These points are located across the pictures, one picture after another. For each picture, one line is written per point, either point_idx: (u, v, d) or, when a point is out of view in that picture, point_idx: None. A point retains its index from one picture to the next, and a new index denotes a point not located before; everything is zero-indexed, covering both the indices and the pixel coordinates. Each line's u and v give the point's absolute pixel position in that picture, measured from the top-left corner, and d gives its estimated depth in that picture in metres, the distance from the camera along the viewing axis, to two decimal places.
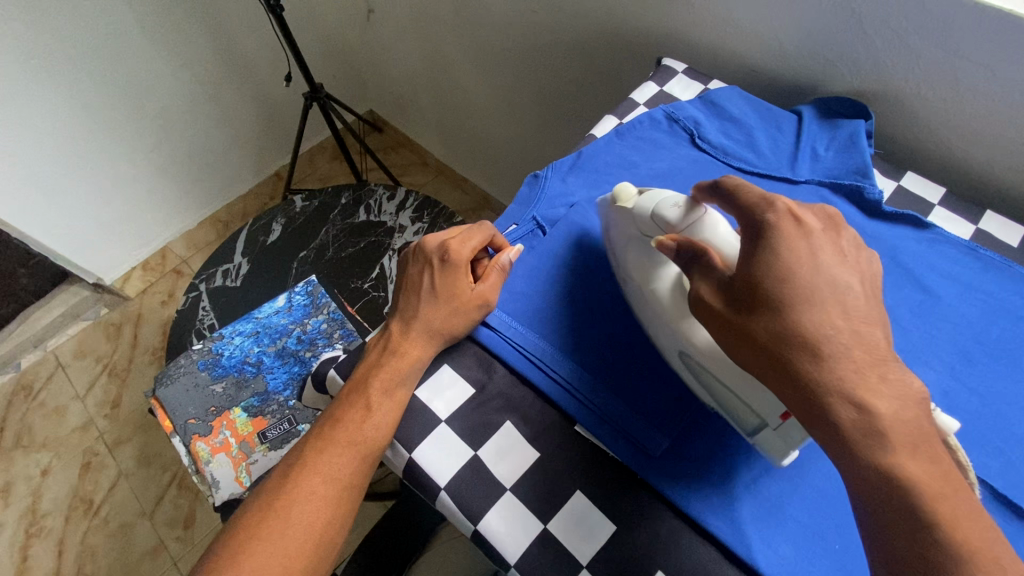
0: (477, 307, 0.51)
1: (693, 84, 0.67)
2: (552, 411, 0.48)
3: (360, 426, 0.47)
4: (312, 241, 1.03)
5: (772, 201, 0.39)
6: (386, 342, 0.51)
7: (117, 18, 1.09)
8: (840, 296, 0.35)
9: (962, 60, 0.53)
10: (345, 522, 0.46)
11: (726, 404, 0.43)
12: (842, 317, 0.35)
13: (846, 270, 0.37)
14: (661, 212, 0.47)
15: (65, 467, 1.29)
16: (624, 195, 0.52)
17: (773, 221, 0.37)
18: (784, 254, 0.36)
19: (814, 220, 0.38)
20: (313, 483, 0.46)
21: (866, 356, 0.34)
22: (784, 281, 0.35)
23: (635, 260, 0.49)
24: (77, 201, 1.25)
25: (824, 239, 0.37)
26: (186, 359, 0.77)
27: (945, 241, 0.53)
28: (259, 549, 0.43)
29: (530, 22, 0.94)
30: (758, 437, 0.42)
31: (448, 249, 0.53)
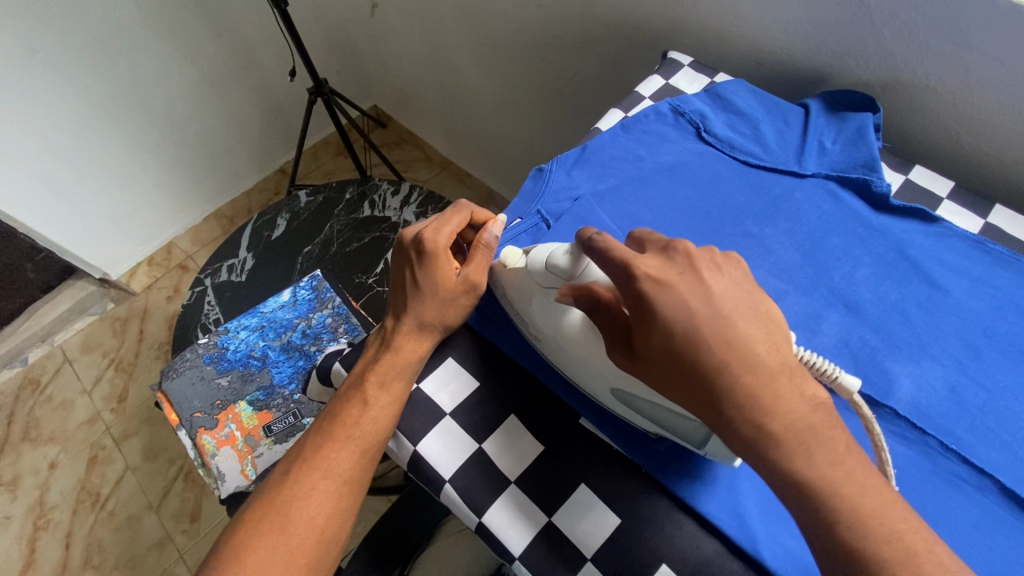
0: (465, 292, 0.51)
1: (699, 77, 0.67)
2: (557, 404, 0.48)
3: (359, 420, 0.47)
4: (317, 236, 1.03)
5: (631, 265, 0.37)
6: (383, 337, 0.52)
7: (121, 13, 1.09)
8: (724, 331, 0.35)
9: (972, 53, 0.52)
10: (348, 517, 0.46)
11: (665, 424, 0.42)
12: (728, 353, 0.35)
13: (725, 300, 0.36)
14: (555, 262, 0.44)
15: (72, 461, 1.30)
16: (511, 257, 0.49)
17: (644, 291, 0.36)
18: (664, 316, 0.35)
19: (675, 270, 0.36)
20: (314, 479, 0.45)
21: (756, 379, 0.34)
22: (673, 342, 0.35)
23: (540, 315, 0.46)
24: (83, 197, 1.26)
25: (688, 284, 0.36)
26: (192, 352, 0.77)
27: (953, 234, 0.53)
28: (260, 546, 0.43)
29: (535, 15, 0.93)
30: (707, 448, 0.40)
31: (423, 240, 0.52)
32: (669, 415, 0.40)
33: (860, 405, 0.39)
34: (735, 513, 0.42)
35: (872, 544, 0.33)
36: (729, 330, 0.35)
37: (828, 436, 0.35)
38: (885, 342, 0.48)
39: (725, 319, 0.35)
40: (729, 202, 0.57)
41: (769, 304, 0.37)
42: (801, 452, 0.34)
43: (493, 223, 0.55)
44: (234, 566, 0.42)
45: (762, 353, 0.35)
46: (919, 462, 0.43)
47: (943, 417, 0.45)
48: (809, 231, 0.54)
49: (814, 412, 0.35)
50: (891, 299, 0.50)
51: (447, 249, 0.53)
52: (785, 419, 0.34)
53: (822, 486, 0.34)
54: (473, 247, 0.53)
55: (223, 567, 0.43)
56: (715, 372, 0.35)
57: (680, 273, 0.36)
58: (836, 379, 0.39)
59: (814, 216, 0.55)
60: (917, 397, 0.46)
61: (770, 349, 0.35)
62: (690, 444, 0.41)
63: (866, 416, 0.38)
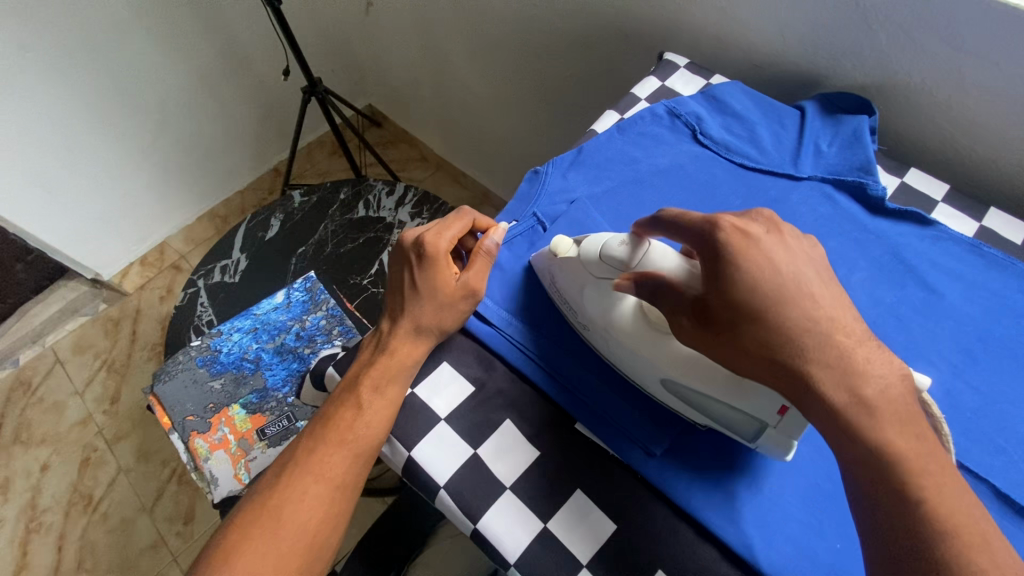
0: (463, 298, 0.50)
1: (695, 78, 0.67)
2: (554, 410, 0.47)
3: (354, 423, 0.46)
4: (311, 237, 1.03)
5: (717, 219, 0.38)
6: (378, 340, 0.51)
7: (112, 10, 1.07)
8: (808, 290, 0.36)
9: (967, 56, 0.52)
10: (340, 522, 0.46)
11: (720, 418, 0.42)
12: (816, 311, 0.35)
13: (799, 261, 0.37)
14: (615, 250, 0.44)
15: (65, 463, 1.29)
16: (562, 247, 0.48)
17: (727, 243, 0.37)
18: (751, 266, 0.36)
19: (757, 227, 0.38)
20: (307, 483, 0.45)
21: (848, 341, 0.35)
22: (757, 293, 0.35)
23: (594, 306, 0.46)
24: (74, 196, 1.25)
25: (773, 242, 0.37)
26: (184, 355, 0.77)
27: (948, 238, 0.53)
28: (250, 549, 0.43)
29: (531, 15, 0.93)
30: (760, 441, 0.41)
31: (424, 243, 0.52)
32: (723, 409, 0.41)
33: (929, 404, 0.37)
34: (731, 518, 0.42)
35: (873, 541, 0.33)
36: (811, 290, 0.36)
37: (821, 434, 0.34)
38: (880, 345, 0.48)
39: (807, 280, 0.36)
40: (726, 205, 0.56)
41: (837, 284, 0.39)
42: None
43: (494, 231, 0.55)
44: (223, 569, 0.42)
45: (842, 315, 0.36)
46: None
47: None
48: (804, 235, 0.54)
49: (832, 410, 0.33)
50: (886, 303, 0.50)
51: (447, 254, 0.53)
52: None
53: None
54: (474, 253, 0.53)
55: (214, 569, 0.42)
56: (801, 331, 0.35)
57: (765, 231, 0.38)
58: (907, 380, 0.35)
59: (810, 219, 0.55)
60: None
61: (851, 316, 0.36)
62: (741, 437, 0.42)
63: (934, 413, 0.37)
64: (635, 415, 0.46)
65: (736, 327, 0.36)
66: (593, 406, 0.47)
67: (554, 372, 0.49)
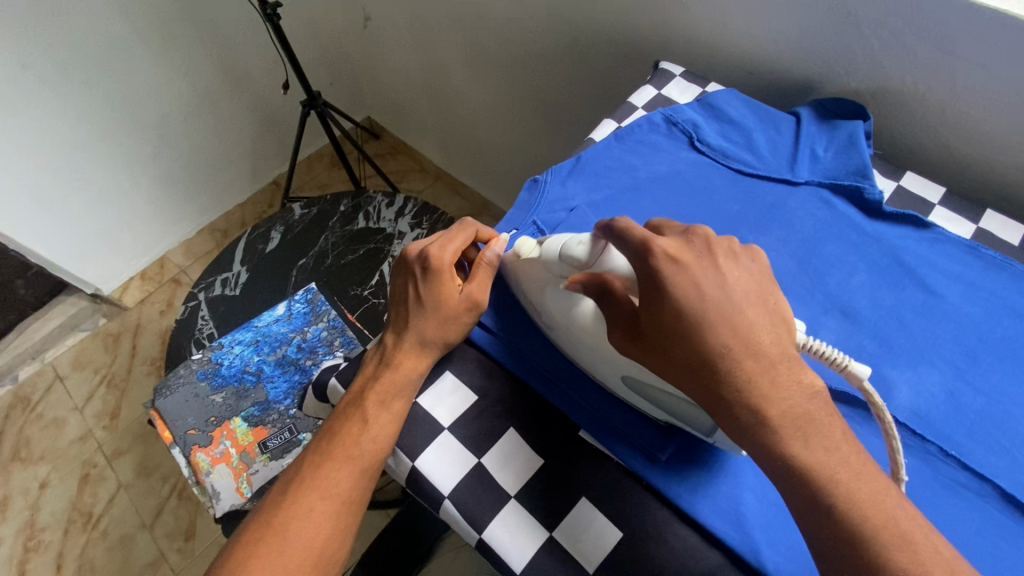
0: (466, 310, 0.50)
1: (691, 87, 0.67)
2: (555, 416, 0.47)
3: (359, 438, 0.46)
4: (311, 249, 1.03)
5: (650, 244, 0.38)
6: (381, 355, 0.51)
7: (113, 28, 1.09)
8: (727, 318, 0.36)
9: (958, 61, 0.53)
10: (346, 538, 0.46)
11: (676, 413, 0.43)
12: (732, 337, 0.36)
13: (726, 286, 0.37)
14: (569, 251, 0.45)
15: (63, 480, 1.28)
16: (525, 247, 0.50)
17: (658, 269, 0.37)
18: (676, 296, 0.36)
19: (688, 252, 0.37)
20: (312, 499, 0.45)
21: (756, 364, 0.36)
22: (681, 319, 0.36)
23: (554, 305, 0.47)
24: (76, 211, 1.25)
25: (703, 268, 0.37)
26: (186, 369, 0.76)
27: (946, 240, 0.53)
28: (256, 568, 0.42)
29: (527, 27, 0.94)
30: (714, 436, 0.42)
31: (428, 256, 0.52)
32: (678, 403, 0.42)
33: (872, 395, 0.38)
34: (736, 523, 0.42)
35: (879, 531, 0.33)
36: (738, 317, 0.36)
37: (818, 427, 0.35)
38: (882, 348, 0.48)
39: (734, 306, 0.36)
40: (723, 211, 0.57)
41: (779, 298, 0.38)
42: (797, 438, 0.35)
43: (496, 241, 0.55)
44: None
45: (761, 336, 0.36)
46: (922, 470, 0.43)
47: (941, 423, 0.45)
48: (803, 239, 0.54)
49: (809, 398, 0.35)
50: (886, 306, 0.50)
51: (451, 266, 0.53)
52: (790, 402, 0.35)
53: (819, 480, 0.34)
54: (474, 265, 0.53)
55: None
56: (718, 358, 0.36)
57: (699, 256, 0.37)
58: (847, 368, 0.38)
59: (809, 223, 0.55)
60: (914, 403, 0.46)
61: (772, 339, 0.36)
62: (698, 432, 0.42)
63: (877, 404, 0.38)
64: (640, 422, 0.46)
65: (664, 348, 0.38)
66: (596, 412, 0.47)
67: (555, 382, 0.49)
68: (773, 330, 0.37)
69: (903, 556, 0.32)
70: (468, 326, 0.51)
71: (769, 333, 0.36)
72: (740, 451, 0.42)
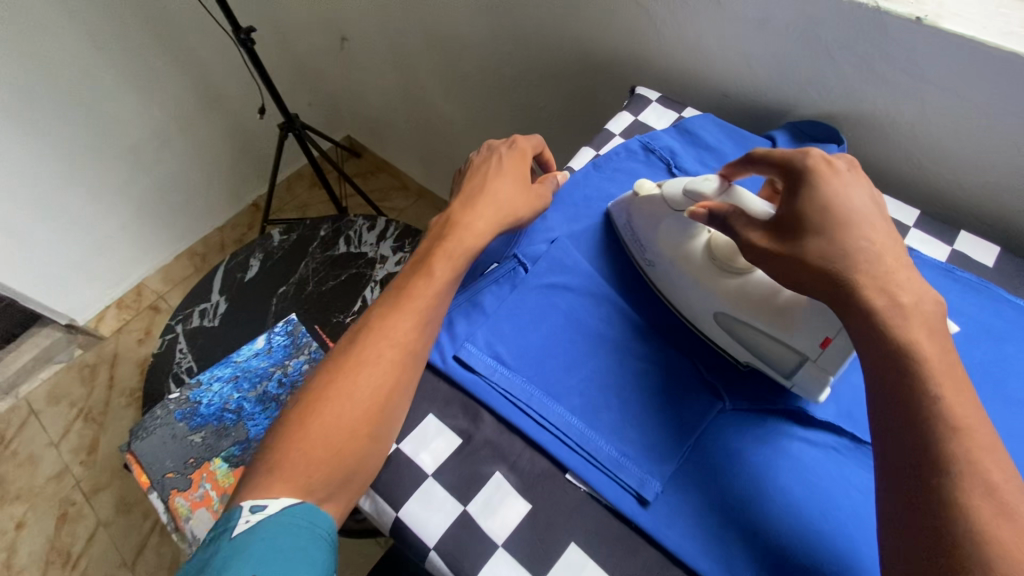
0: (537, 199, 0.56)
1: (667, 112, 0.68)
2: (542, 459, 0.46)
3: (425, 292, 0.48)
4: (292, 276, 1.01)
5: (808, 152, 0.45)
6: (445, 222, 0.53)
7: (82, 57, 1.07)
8: (866, 222, 0.42)
9: (927, 84, 0.54)
10: (410, 387, 0.46)
11: (759, 352, 0.48)
12: (871, 235, 0.41)
13: (866, 201, 0.43)
14: (694, 187, 0.51)
15: (40, 520, 1.24)
16: (644, 188, 0.55)
17: (818, 166, 0.44)
18: (825, 190, 0.43)
19: (841, 163, 0.45)
20: (378, 347, 0.46)
21: (894, 262, 0.40)
22: (827, 209, 0.42)
23: (665, 239, 0.53)
24: (47, 242, 1.22)
25: (853, 179, 0.44)
26: (162, 410, 0.74)
27: (921, 264, 0.53)
28: (328, 409, 0.43)
29: (502, 50, 0.94)
30: (794, 380, 0.46)
31: (514, 142, 0.58)
32: (770, 346, 0.47)
33: None
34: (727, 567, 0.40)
35: None
36: (870, 223, 0.42)
37: None
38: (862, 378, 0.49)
39: (865, 215, 0.42)
40: None
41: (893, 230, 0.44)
42: None
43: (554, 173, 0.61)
44: (302, 430, 0.42)
45: (891, 245, 0.41)
46: None
47: None
48: None
49: None
50: None
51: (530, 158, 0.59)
52: None
53: None
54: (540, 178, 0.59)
55: (286, 433, 0.43)
56: (851, 246, 0.40)
57: (847, 171, 0.45)
58: None
59: None
60: None
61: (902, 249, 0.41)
62: (780, 377, 0.47)
63: None
64: (628, 463, 0.44)
65: (799, 238, 0.42)
66: (587, 453, 0.45)
67: (544, 421, 0.46)
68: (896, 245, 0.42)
69: (984, 459, 0.32)
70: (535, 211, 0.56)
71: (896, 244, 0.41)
72: (818, 397, 0.45)
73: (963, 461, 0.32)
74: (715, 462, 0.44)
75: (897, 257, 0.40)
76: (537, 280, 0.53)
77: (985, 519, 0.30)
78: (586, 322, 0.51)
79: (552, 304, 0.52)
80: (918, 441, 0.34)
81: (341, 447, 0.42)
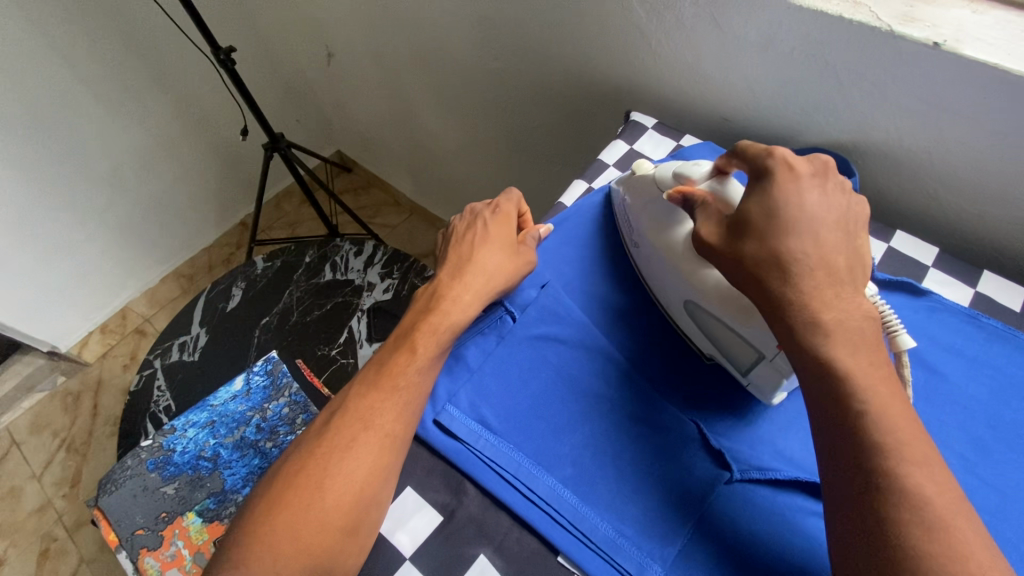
0: (525, 262, 0.52)
1: (664, 140, 0.64)
2: (531, 538, 0.42)
3: (407, 369, 0.45)
4: (275, 305, 0.97)
5: (774, 150, 0.41)
6: (433, 292, 0.51)
7: (57, 80, 1.02)
8: (817, 228, 0.38)
9: (946, 113, 0.50)
10: (390, 476, 0.42)
11: (724, 347, 0.46)
12: (813, 248, 0.37)
13: (825, 206, 0.39)
14: (682, 171, 0.47)
15: (21, 557, 1.19)
16: (642, 167, 0.52)
17: (774, 168, 0.40)
18: (776, 193, 0.39)
19: (805, 167, 0.40)
20: (355, 430, 0.42)
21: (827, 278, 0.37)
22: (772, 216, 0.38)
23: (649, 224, 0.50)
24: (25, 270, 1.17)
25: (812, 184, 0.39)
26: (133, 459, 0.70)
27: (944, 308, 0.50)
28: (295, 498, 0.40)
29: (491, 68, 0.90)
30: (751, 377, 0.45)
31: (499, 205, 0.56)
32: (729, 340, 0.45)
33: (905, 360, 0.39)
34: None
35: None
36: (821, 229, 0.38)
37: None
38: None
39: (818, 222, 0.38)
40: None
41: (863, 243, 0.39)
42: None
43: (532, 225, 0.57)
44: (268, 521, 0.40)
45: (835, 260, 0.37)
46: None
47: None
48: None
49: None
50: None
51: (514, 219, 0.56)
52: None
53: None
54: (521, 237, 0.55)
55: (257, 525, 0.40)
56: (789, 254, 0.37)
57: (812, 175, 0.40)
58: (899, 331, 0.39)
59: None
60: None
61: (847, 260, 0.38)
62: (737, 371, 0.46)
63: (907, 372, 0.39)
64: (626, 544, 0.40)
65: (739, 241, 0.39)
66: (580, 533, 0.40)
67: (534, 496, 0.42)
68: (849, 254, 0.38)
69: (915, 473, 0.31)
70: (522, 275, 0.52)
71: (844, 256, 0.38)
72: (771, 396, 0.44)
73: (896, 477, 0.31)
74: (723, 544, 0.40)
75: (835, 276, 0.37)
76: (525, 331, 0.49)
77: (915, 535, 0.30)
78: (580, 379, 0.47)
79: (541, 360, 0.48)
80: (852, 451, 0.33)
81: (312, 543, 0.39)
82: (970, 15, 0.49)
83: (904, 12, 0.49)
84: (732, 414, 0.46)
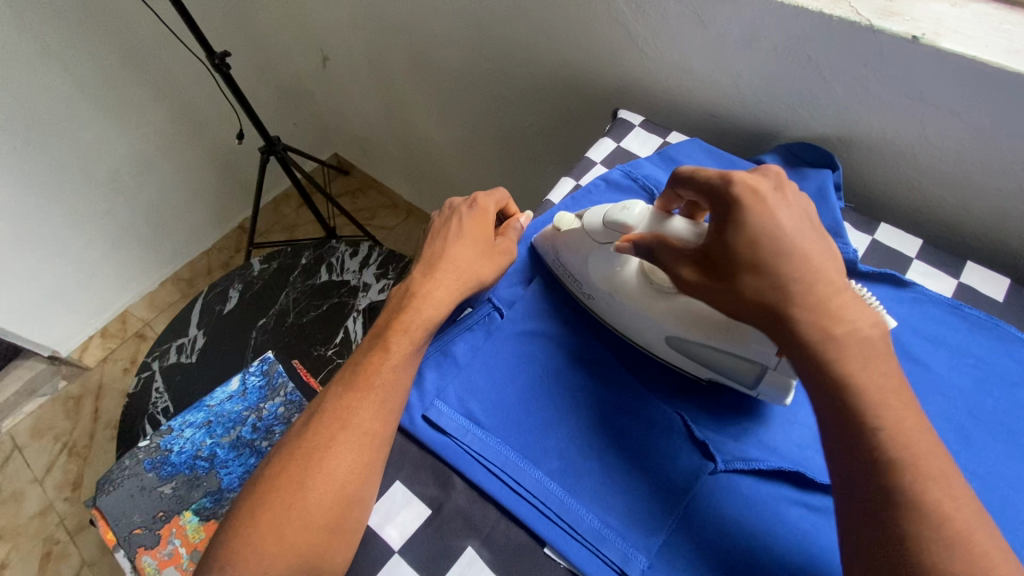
0: (503, 254, 0.54)
1: (650, 138, 0.66)
2: (520, 532, 0.42)
3: (381, 367, 0.45)
4: (272, 307, 0.98)
5: (730, 175, 0.39)
6: (407, 288, 0.51)
7: (54, 87, 1.03)
8: (802, 249, 0.37)
9: (928, 107, 0.50)
10: (371, 475, 0.42)
11: (719, 368, 0.45)
12: (804, 267, 0.36)
13: (796, 218, 0.37)
14: (614, 217, 0.49)
15: (23, 560, 1.20)
16: (565, 222, 0.52)
17: (740, 196, 0.37)
18: (753, 219, 0.37)
19: (766, 184, 0.38)
20: (333, 430, 0.43)
21: (824, 290, 0.36)
22: (757, 245, 0.37)
23: (597, 271, 0.50)
24: (24, 276, 1.18)
25: (779, 198, 0.38)
26: (131, 459, 0.71)
27: (927, 300, 0.50)
28: (274, 500, 0.41)
29: (483, 70, 0.91)
30: (760, 389, 0.44)
31: (476, 199, 0.56)
32: (726, 360, 0.45)
33: None
34: None
35: None
36: (803, 246, 0.37)
37: None
38: None
39: (798, 238, 0.37)
40: None
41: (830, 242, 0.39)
42: None
43: (518, 218, 0.58)
44: (248, 524, 0.40)
45: (827, 269, 0.36)
46: None
47: None
48: None
49: None
50: None
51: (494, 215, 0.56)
52: None
53: None
54: (503, 231, 0.57)
55: (240, 527, 0.41)
56: (787, 284, 0.36)
57: (773, 189, 0.38)
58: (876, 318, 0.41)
59: None
60: None
61: (836, 269, 0.37)
62: (744, 388, 0.45)
63: None
64: (612, 536, 0.40)
65: (730, 277, 0.38)
66: (567, 526, 0.41)
67: (521, 489, 0.42)
68: (832, 259, 0.37)
69: (930, 488, 0.32)
70: (501, 269, 0.53)
71: (827, 265, 0.37)
72: (784, 401, 0.44)
73: (913, 492, 0.32)
74: (709, 534, 0.40)
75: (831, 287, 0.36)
76: (513, 327, 0.50)
77: (938, 551, 0.30)
78: (563, 374, 0.47)
79: (523, 356, 0.48)
80: (870, 475, 0.33)
81: (296, 542, 0.39)
82: (948, 9, 0.49)
83: (883, 7, 0.50)
84: (723, 409, 0.47)
